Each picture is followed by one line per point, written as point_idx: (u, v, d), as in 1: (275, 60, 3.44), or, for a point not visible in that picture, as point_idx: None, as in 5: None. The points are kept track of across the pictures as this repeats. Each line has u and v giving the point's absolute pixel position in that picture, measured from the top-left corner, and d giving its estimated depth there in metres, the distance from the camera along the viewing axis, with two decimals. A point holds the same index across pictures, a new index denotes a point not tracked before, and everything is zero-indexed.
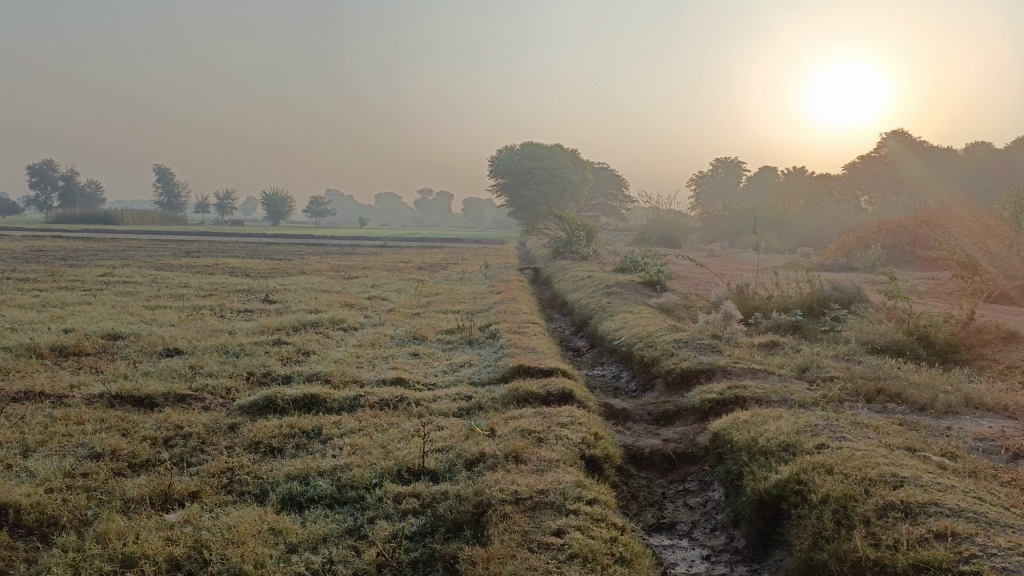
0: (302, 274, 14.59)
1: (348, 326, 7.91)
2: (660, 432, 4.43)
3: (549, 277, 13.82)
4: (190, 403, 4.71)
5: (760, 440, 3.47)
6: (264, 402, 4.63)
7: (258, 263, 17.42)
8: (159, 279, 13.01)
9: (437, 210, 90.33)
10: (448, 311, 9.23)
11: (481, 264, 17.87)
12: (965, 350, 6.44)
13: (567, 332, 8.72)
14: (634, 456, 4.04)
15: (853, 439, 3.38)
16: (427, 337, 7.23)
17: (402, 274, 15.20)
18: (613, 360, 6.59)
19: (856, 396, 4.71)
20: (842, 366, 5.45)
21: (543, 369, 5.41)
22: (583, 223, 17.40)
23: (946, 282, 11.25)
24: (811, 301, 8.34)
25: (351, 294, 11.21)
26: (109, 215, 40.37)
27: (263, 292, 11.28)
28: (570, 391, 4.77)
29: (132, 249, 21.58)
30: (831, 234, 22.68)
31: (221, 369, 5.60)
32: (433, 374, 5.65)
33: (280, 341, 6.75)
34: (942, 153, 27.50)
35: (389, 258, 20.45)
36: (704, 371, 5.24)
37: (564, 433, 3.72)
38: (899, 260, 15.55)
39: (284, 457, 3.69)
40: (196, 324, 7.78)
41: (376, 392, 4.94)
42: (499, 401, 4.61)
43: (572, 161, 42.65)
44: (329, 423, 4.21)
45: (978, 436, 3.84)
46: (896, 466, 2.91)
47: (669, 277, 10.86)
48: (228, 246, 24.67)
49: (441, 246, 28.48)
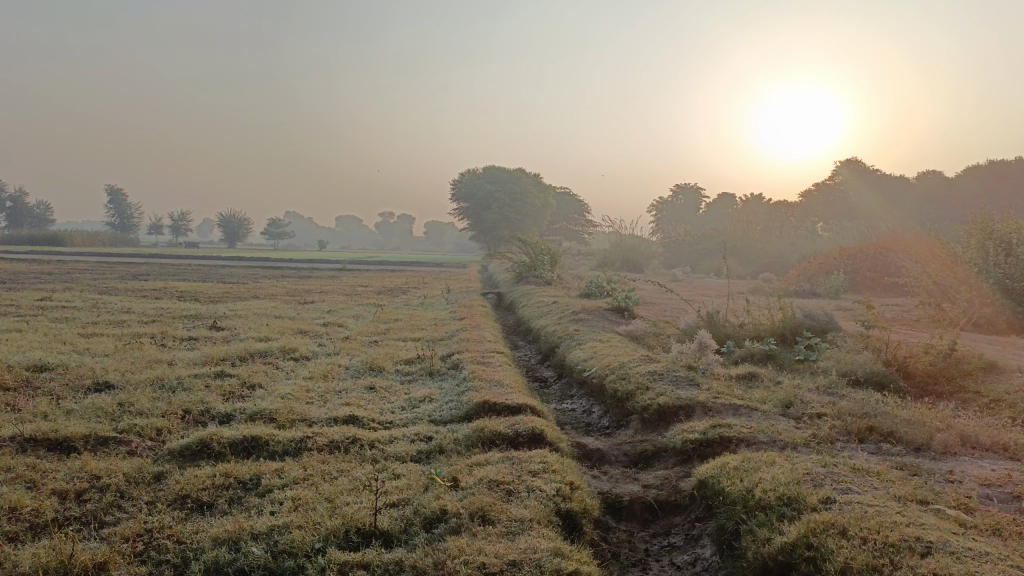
0: (255, 298, 13.98)
1: (299, 356, 7.40)
2: (639, 476, 4.04)
3: (513, 303, 13.43)
4: (112, 448, 4.18)
5: (757, 490, 3.10)
6: (198, 446, 4.14)
7: (210, 287, 16.74)
8: (101, 304, 12.31)
9: (398, 233, 89.71)
10: (407, 339, 8.76)
11: (442, 289, 17.39)
12: (946, 381, 6.19)
13: (532, 361, 8.32)
14: (612, 506, 3.63)
15: (860, 491, 3.02)
16: (384, 368, 6.76)
17: (360, 299, 14.69)
18: (583, 394, 6.20)
19: (846, 435, 4.38)
20: (826, 400, 5.13)
21: (509, 406, 4.99)
22: (546, 247, 17.10)
23: (913, 309, 11.13)
24: (784, 328, 8.06)
25: (305, 320, 10.68)
26: (58, 236, 39.00)
27: (211, 318, 10.66)
28: (541, 431, 4.35)
29: (77, 271, 20.61)
30: (792, 260, 22.76)
31: (154, 406, 5.06)
32: (390, 411, 5.18)
33: (223, 373, 6.21)
34: (896, 182, 27.98)
35: (348, 282, 19.89)
36: (683, 408, 4.87)
37: (536, 484, 3.30)
38: (863, 286, 15.50)
39: (214, 514, 3.21)
40: (133, 354, 7.18)
41: (325, 432, 4.46)
42: (463, 444, 4.17)
43: (534, 185, 42.52)
44: (269, 471, 3.73)
45: (985, 482, 3.52)
46: (917, 526, 2.56)
47: (637, 302, 10.54)
48: (179, 269, 23.80)
49: (401, 270, 27.92)
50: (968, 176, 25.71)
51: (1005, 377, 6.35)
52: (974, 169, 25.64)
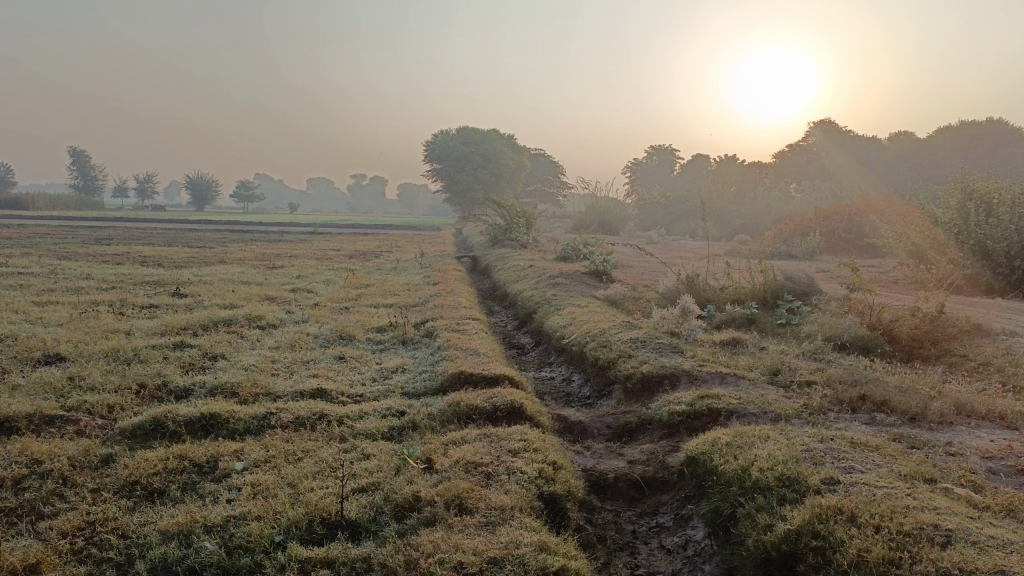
0: (222, 263, 13.52)
1: (266, 325, 7.08)
2: (624, 451, 3.82)
3: (488, 267, 13.14)
4: (58, 428, 3.86)
5: (753, 469, 2.89)
6: (151, 426, 3.84)
7: (175, 251, 16.23)
8: (59, 270, 11.81)
9: (371, 196, 88.61)
10: (379, 305, 8.45)
11: (416, 252, 17.03)
12: (931, 344, 6.05)
13: (508, 327, 8.08)
14: (596, 484, 3.41)
15: (864, 471, 2.82)
16: (355, 336, 6.48)
17: (332, 263, 14.27)
18: (562, 362, 5.98)
19: (838, 404, 4.20)
20: (814, 367, 4.94)
21: (486, 378, 4.75)
22: (522, 210, 16.77)
23: (891, 270, 11.02)
24: (766, 292, 7.87)
25: (273, 286, 10.31)
26: (19, 200, 37.78)
27: (174, 284, 10.24)
28: (519, 405, 4.10)
29: (38, 235, 19.89)
30: (766, 222, 22.66)
31: (107, 381, 4.73)
32: (360, 383, 4.91)
33: (183, 344, 5.88)
34: (868, 142, 27.92)
35: (319, 245, 19.48)
36: (668, 378, 4.66)
37: (516, 465, 3.06)
38: (838, 248, 15.40)
39: (165, 504, 2.93)
40: (88, 324, 6.79)
41: (290, 407, 4.18)
42: (437, 419, 3.92)
43: (508, 146, 41.96)
44: (228, 453, 3.46)
45: (987, 454, 3.34)
46: (931, 512, 2.37)
47: (615, 266, 10.30)
48: (144, 232, 23.11)
49: (373, 233, 27.49)
50: (939, 137, 25.77)
51: (991, 340, 6.22)
52: (945, 130, 25.68)
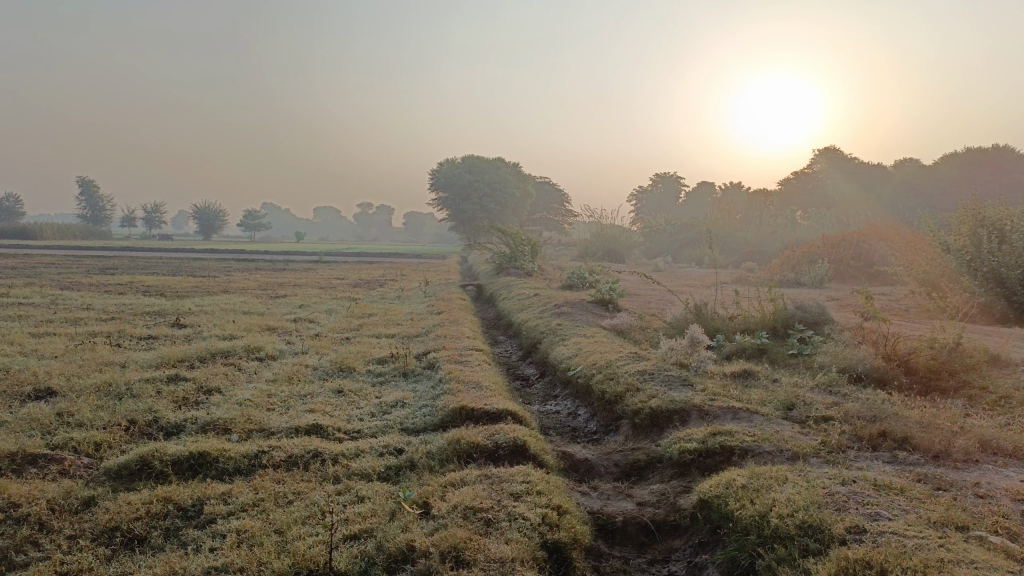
0: (224, 293, 13.40)
1: (265, 356, 6.93)
2: (633, 492, 3.62)
3: (493, 296, 12.99)
4: (40, 468, 3.69)
5: (772, 515, 2.71)
6: (137, 465, 3.67)
7: (178, 281, 16.13)
8: (60, 300, 11.70)
9: (378, 224, 88.91)
10: (381, 336, 8.30)
11: (421, 281, 16.90)
12: (949, 375, 5.84)
13: (513, 358, 7.90)
14: (603, 528, 3.22)
15: (891, 518, 2.63)
16: (355, 368, 6.31)
17: (335, 292, 14.14)
18: (567, 395, 5.80)
19: (857, 441, 4.00)
20: (830, 401, 4.74)
21: (488, 413, 4.57)
22: (527, 238, 16.65)
23: (902, 299, 10.82)
24: (775, 321, 7.69)
25: (274, 316, 10.17)
26: (27, 230, 37.94)
27: (175, 315, 10.12)
28: (523, 443, 3.92)
29: (42, 265, 19.85)
30: (773, 249, 22.50)
31: (96, 417, 4.57)
32: (358, 419, 4.73)
33: (178, 377, 5.72)
34: (873, 170, 27.81)
35: (323, 274, 19.40)
36: (678, 413, 4.47)
37: (518, 511, 2.88)
38: (846, 275, 15.20)
39: (145, 554, 2.76)
40: (84, 356, 6.64)
41: (283, 445, 4.00)
42: (436, 458, 3.75)
43: (513, 174, 42.04)
44: (215, 496, 3.28)
45: (1020, 495, 3.14)
46: (967, 567, 2.18)
47: (621, 294, 10.13)
48: (149, 262, 23.08)
49: (378, 261, 27.43)
50: (944, 164, 25.65)
51: (1011, 372, 6.01)
52: (951, 157, 25.55)
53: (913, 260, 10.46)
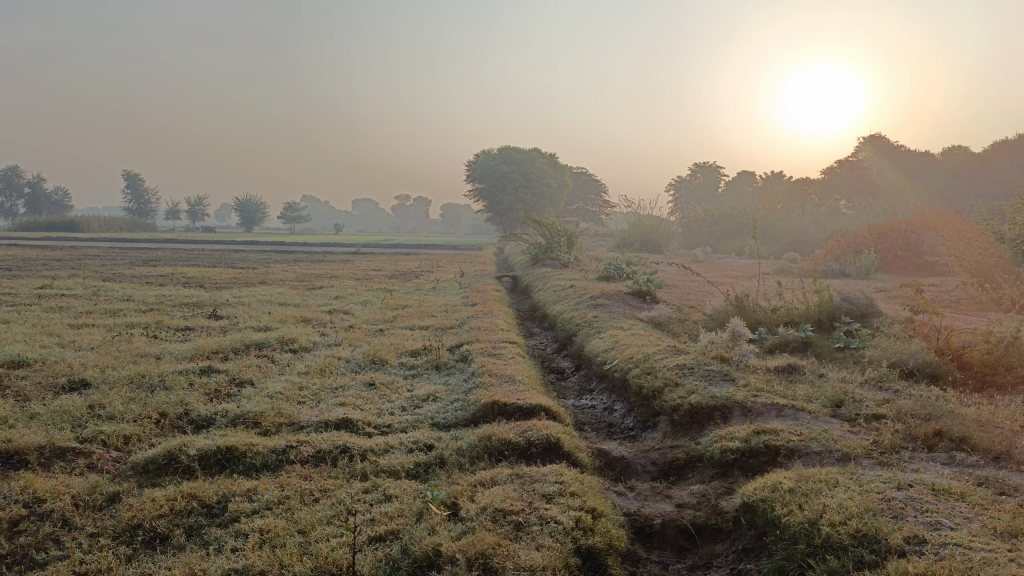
0: (262, 285, 13.48)
1: (298, 348, 6.89)
2: (672, 493, 3.46)
3: (529, 287, 12.84)
4: (68, 462, 3.67)
5: (823, 522, 2.54)
6: (164, 460, 3.62)
7: (217, 272, 16.30)
8: (101, 291, 11.87)
9: (415, 216, 89.36)
10: (415, 328, 8.21)
11: (457, 273, 16.81)
12: (1006, 370, 5.53)
13: (548, 351, 7.76)
14: (640, 531, 3.06)
15: (953, 528, 2.43)
16: (387, 361, 6.23)
17: (370, 284, 14.12)
18: (604, 389, 5.64)
19: (911, 442, 3.77)
20: (881, 398, 4.50)
21: (521, 408, 4.44)
22: (563, 228, 16.46)
23: (954, 291, 10.39)
24: (820, 313, 7.41)
25: (310, 307, 10.16)
26: (75, 222, 38.85)
27: (212, 306, 10.16)
28: (556, 440, 3.77)
29: (88, 257, 20.25)
30: (815, 239, 21.94)
31: (128, 410, 4.55)
32: (388, 413, 4.64)
33: (210, 369, 5.69)
34: (921, 157, 26.95)
35: (360, 265, 19.44)
36: (719, 410, 4.28)
37: (551, 514, 2.74)
38: (894, 266, 14.70)
39: (166, 555, 2.68)
40: (120, 348, 6.67)
41: (311, 440, 3.91)
42: (467, 455, 3.62)
43: (550, 165, 41.80)
44: (240, 493, 3.21)
45: None
46: None
47: (659, 286, 9.90)
48: (190, 254, 23.40)
49: (414, 253, 27.43)
50: (996, 149, 24.77)
51: None
52: (1003, 143, 24.62)
53: (964, 250, 10.06)
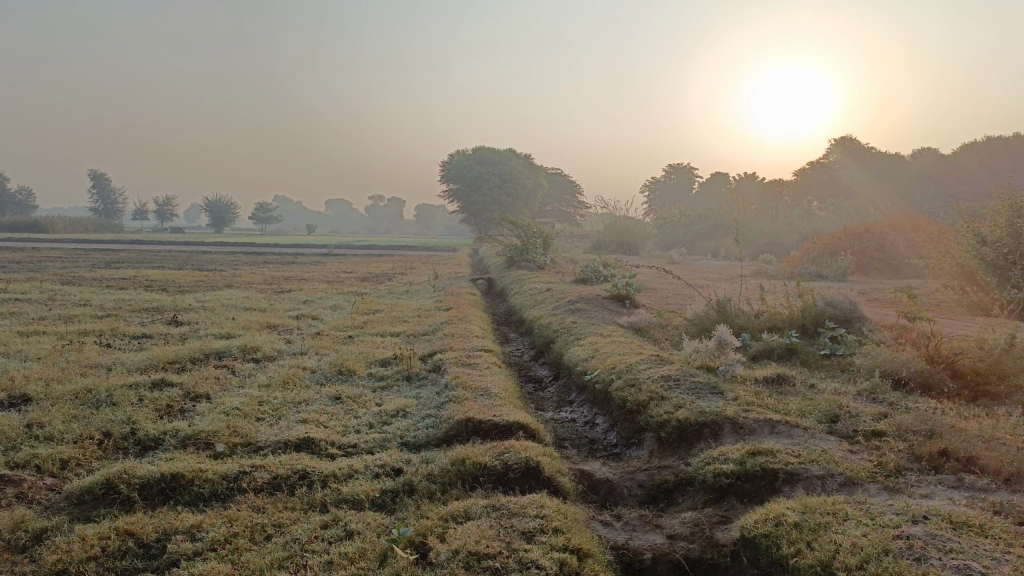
0: (228, 288, 13.01)
1: (261, 358, 6.52)
2: (662, 522, 3.17)
3: (504, 290, 12.53)
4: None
5: (837, 566, 2.30)
6: (102, 489, 3.25)
7: (183, 275, 15.77)
8: (58, 295, 11.33)
9: (389, 216, 88.60)
10: (386, 334, 7.87)
11: (430, 275, 16.46)
12: (998, 379, 5.28)
13: (524, 358, 7.46)
14: (629, 570, 2.77)
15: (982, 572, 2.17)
16: (355, 371, 5.88)
17: (341, 287, 13.69)
18: (584, 401, 5.35)
19: (915, 462, 3.51)
20: (878, 412, 4.25)
21: (498, 426, 4.13)
22: (538, 230, 16.16)
23: (934, 294, 10.22)
24: (804, 319, 7.16)
25: (276, 312, 9.75)
26: (39, 222, 37.86)
27: (173, 311, 9.70)
28: (536, 464, 3.47)
29: (50, 259, 19.58)
30: (790, 239, 21.86)
31: (70, 429, 4.17)
32: (354, 430, 4.30)
33: (165, 382, 5.30)
34: (890, 160, 27.11)
35: (331, 267, 18.99)
36: (708, 426, 4.01)
37: (532, 557, 2.44)
38: (869, 267, 14.53)
39: None
40: (69, 359, 6.23)
41: (268, 463, 3.56)
42: (438, 483, 3.31)
43: (525, 166, 41.58)
44: (184, 529, 2.86)
45: None
46: None
47: (638, 289, 9.64)
48: (157, 255, 22.75)
49: (388, 254, 27.00)
50: (965, 153, 24.90)
51: None
52: (971, 147, 24.83)
53: (943, 253, 9.90)
